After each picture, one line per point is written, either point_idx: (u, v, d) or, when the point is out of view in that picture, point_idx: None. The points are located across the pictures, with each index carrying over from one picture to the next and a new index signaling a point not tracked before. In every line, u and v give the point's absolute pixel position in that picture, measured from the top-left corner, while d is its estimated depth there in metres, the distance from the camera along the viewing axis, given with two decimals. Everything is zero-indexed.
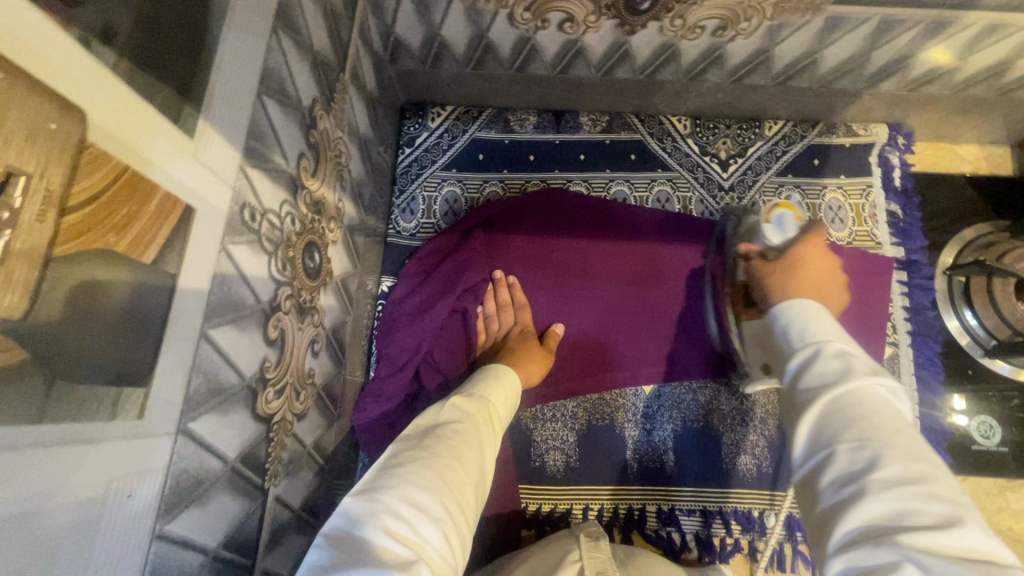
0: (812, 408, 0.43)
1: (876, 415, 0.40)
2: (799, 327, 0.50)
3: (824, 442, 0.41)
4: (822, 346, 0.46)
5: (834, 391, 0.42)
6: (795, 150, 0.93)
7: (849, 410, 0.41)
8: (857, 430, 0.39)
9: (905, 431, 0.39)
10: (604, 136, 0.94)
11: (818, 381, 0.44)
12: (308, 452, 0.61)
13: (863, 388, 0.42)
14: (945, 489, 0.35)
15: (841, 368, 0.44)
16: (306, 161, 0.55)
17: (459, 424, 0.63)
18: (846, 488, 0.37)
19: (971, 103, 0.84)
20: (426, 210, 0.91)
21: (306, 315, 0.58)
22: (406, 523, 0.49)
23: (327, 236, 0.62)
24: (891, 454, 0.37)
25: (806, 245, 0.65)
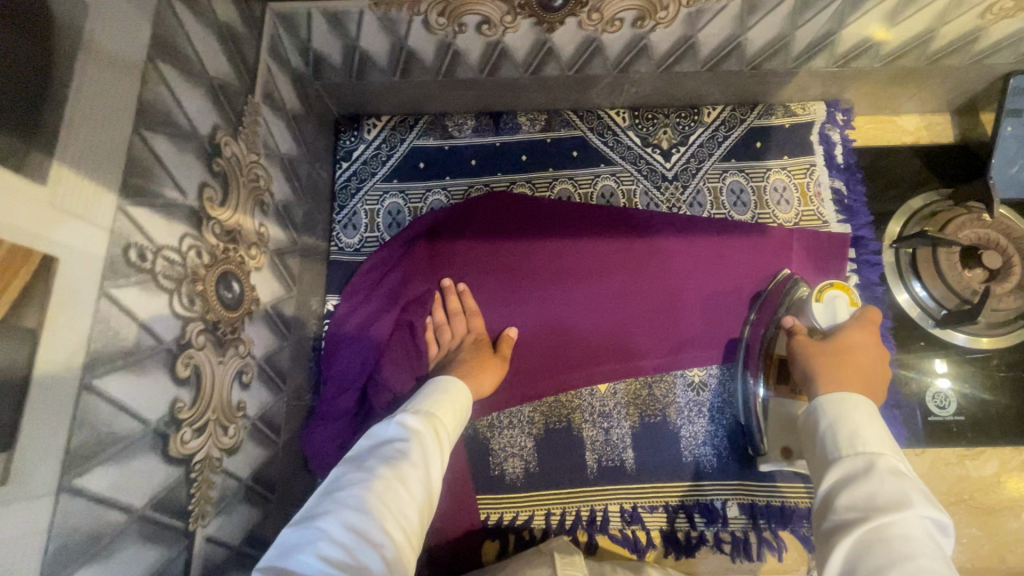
0: (855, 531, 0.44)
1: (922, 552, 0.41)
2: (848, 435, 0.50)
3: (863, 570, 0.42)
4: (871, 462, 0.47)
5: (880, 517, 0.43)
6: (736, 134, 0.92)
7: (891, 541, 0.42)
8: (902, 565, 0.40)
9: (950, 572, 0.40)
10: (544, 134, 0.93)
11: (862, 500, 0.45)
12: (244, 486, 0.59)
13: (913, 517, 0.43)
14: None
15: (890, 490, 0.45)
16: (211, 190, 0.53)
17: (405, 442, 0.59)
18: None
19: (903, 74, 0.84)
20: (369, 223, 0.89)
21: (228, 348, 0.56)
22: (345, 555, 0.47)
23: (247, 264, 0.60)
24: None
25: (864, 330, 0.66)
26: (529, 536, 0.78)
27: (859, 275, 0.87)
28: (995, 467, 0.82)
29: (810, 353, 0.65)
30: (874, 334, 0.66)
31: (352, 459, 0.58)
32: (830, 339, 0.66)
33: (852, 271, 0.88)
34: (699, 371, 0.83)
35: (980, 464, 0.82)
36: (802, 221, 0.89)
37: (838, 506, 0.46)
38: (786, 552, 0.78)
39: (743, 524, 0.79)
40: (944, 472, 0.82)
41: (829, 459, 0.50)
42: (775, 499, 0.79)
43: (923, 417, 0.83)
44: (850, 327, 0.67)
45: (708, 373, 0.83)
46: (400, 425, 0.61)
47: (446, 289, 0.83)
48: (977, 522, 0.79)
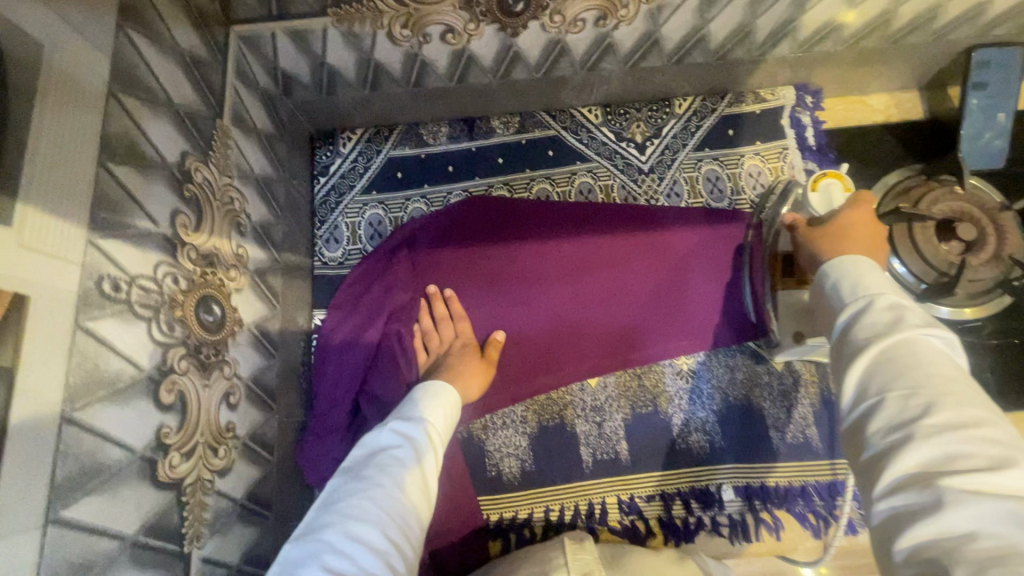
0: (862, 352, 0.41)
1: (931, 363, 0.39)
2: (851, 283, 0.48)
3: (873, 388, 0.40)
4: (878, 300, 0.45)
5: (885, 338, 0.41)
6: (708, 124, 0.92)
7: (898, 357, 0.40)
8: (910, 376, 0.38)
9: (960, 379, 0.38)
10: (519, 136, 0.93)
11: (870, 330, 0.43)
12: (239, 505, 0.60)
13: (920, 336, 0.41)
14: (1001, 434, 0.35)
15: (894, 318, 0.43)
16: (184, 217, 0.54)
17: (398, 449, 0.60)
18: (895, 431, 0.37)
19: (867, 55, 0.85)
20: (351, 236, 0.90)
21: (212, 370, 0.56)
22: (349, 558, 0.47)
23: (227, 286, 0.61)
24: (942, 399, 0.37)
25: (859, 208, 0.62)
26: (529, 533, 0.79)
27: None
28: None
29: (808, 236, 0.62)
30: (870, 212, 0.62)
31: (347, 472, 0.59)
32: (827, 220, 0.62)
33: None
34: (686, 360, 0.84)
35: None
36: None
37: (847, 338, 0.44)
38: (783, 532, 0.79)
39: (739, 506, 0.80)
40: None
41: (835, 305, 0.48)
42: (769, 479, 0.80)
43: None
44: (846, 207, 0.63)
45: (695, 361, 0.84)
46: (393, 433, 0.63)
47: (432, 295, 0.83)
48: None
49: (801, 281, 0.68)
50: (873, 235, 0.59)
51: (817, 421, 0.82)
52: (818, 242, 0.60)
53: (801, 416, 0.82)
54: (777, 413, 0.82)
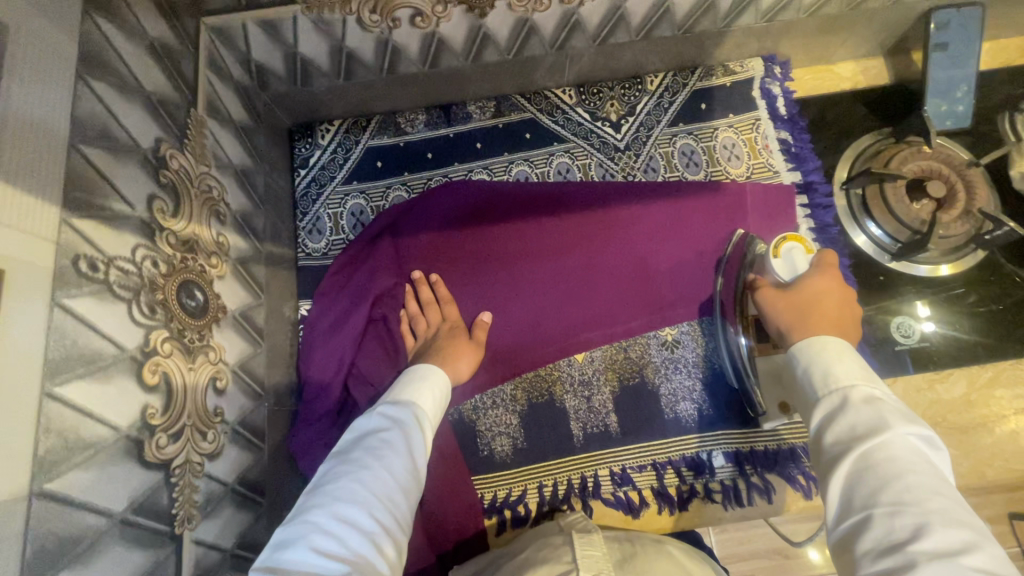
0: (843, 463, 0.44)
1: (911, 474, 0.41)
2: (822, 370, 0.52)
3: (857, 503, 0.42)
4: (851, 394, 0.49)
5: (863, 446, 0.44)
6: (680, 99, 0.94)
7: (878, 467, 0.42)
8: (894, 492, 0.41)
9: (943, 493, 0.40)
10: (496, 120, 0.94)
11: (847, 433, 0.46)
12: (231, 490, 0.60)
13: (898, 443, 0.43)
14: (986, 557, 0.37)
15: (869, 417, 0.46)
16: (161, 202, 0.54)
17: (387, 432, 0.60)
18: (886, 556, 0.38)
19: (830, 22, 0.87)
20: (334, 226, 0.91)
21: (197, 355, 0.57)
22: (338, 538, 0.47)
23: (208, 273, 0.61)
24: (929, 522, 0.39)
25: (824, 276, 0.66)
26: (523, 510, 0.80)
27: (813, 218, 0.90)
28: (964, 387, 0.83)
29: (777, 306, 0.66)
30: (834, 279, 0.66)
31: (337, 454, 0.59)
32: (793, 288, 0.66)
33: (806, 217, 0.90)
34: (671, 330, 0.85)
35: (950, 386, 0.83)
36: (754, 174, 0.91)
37: (827, 443, 0.47)
38: (774, 494, 0.79)
39: (730, 472, 0.80)
40: (917, 399, 0.83)
41: (813, 400, 0.52)
42: (757, 444, 0.81)
43: (891, 347, 0.85)
44: (812, 274, 0.67)
45: (679, 331, 0.85)
46: (382, 416, 0.62)
47: (417, 280, 0.83)
48: (952, 444, 0.81)
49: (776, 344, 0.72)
50: (838, 305, 0.64)
51: None
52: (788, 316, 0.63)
53: None
54: None
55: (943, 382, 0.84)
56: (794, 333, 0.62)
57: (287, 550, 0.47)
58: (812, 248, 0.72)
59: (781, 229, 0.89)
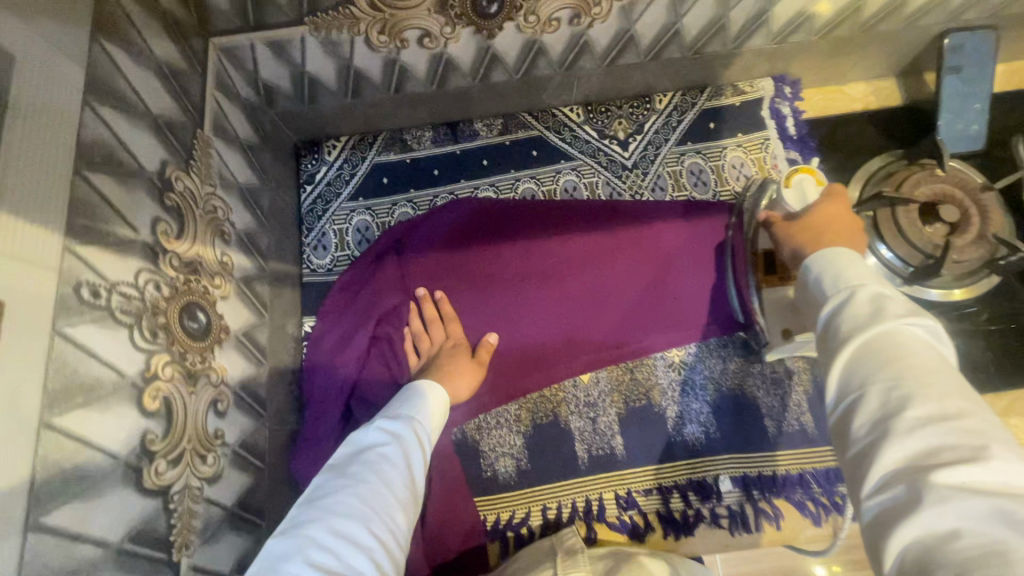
0: (840, 348, 0.40)
1: (913, 354, 0.37)
2: (831, 274, 0.46)
3: (854, 384, 0.38)
4: (860, 289, 0.43)
5: (860, 334, 0.40)
6: (688, 118, 0.93)
7: (878, 348, 0.38)
8: (892, 369, 0.37)
9: (944, 369, 0.37)
10: (503, 137, 0.94)
11: (851, 322, 0.41)
12: (231, 512, 0.60)
13: (899, 327, 0.39)
14: (987, 425, 0.34)
15: (871, 308, 0.41)
16: (165, 225, 0.54)
17: (387, 447, 0.59)
18: (877, 429, 0.35)
19: (841, 44, 0.86)
20: (339, 242, 0.91)
21: (199, 377, 0.57)
22: (338, 553, 0.46)
23: (212, 293, 0.61)
24: (925, 395, 0.35)
25: (835, 202, 0.62)
26: (526, 533, 0.78)
27: None
28: None
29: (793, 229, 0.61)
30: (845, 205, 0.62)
31: (332, 468, 0.57)
32: (803, 214, 0.62)
33: None
34: (678, 352, 0.84)
35: None
36: None
37: (828, 334, 0.42)
38: (783, 521, 0.78)
39: (738, 497, 0.78)
40: None
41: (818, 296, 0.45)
42: (765, 468, 0.79)
43: None
44: (822, 203, 0.62)
45: (686, 353, 0.84)
46: (379, 430, 0.61)
47: (421, 297, 0.82)
48: None
49: (783, 277, 0.67)
50: (852, 224, 0.59)
51: (811, 409, 0.81)
52: (805, 236, 0.58)
53: (796, 404, 0.81)
54: (772, 401, 0.82)
55: None
56: (811, 249, 0.56)
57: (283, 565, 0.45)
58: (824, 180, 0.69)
59: None
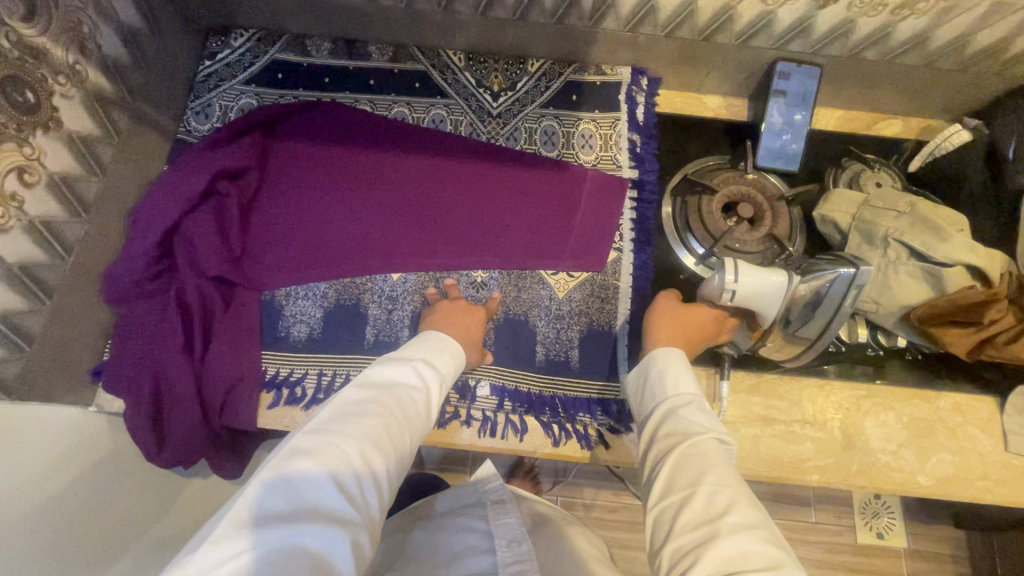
0: (674, 454, 0.62)
1: (723, 466, 0.60)
2: (678, 377, 0.71)
3: (684, 485, 0.59)
4: (690, 402, 0.68)
5: (691, 442, 0.62)
6: (554, 86, 1.04)
7: (700, 458, 0.61)
8: (714, 478, 0.58)
9: (742, 485, 0.59)
10: (391, 64, 1.05)
11: (684, 433, 0.64)
12: (9, 268, 0.68)
13: (713, 442, 0.63)
14: (769, 532, 0.54)
15: (701, 422, 0.65)
16: (9, 4, 0.64)
17: (413, 392, 0.66)
18: (701, 530, 0.54)
19: (687, 49, 0.98)
20: (221, 116, 1.00)
21: (8, 140, 0.66)
22: (358, 481, 0.54)
23: (49, 85, 0.71)
24: (733, 500, 0.56)
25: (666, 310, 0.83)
26: (299, 393, 0.85)
27: (637, 211, 0.97)
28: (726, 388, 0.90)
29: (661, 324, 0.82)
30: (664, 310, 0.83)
31: (366, 385, 0.64)
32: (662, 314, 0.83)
33: (633, 208, 0.98)
34: (482, 273, 0.94)
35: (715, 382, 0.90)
36: (599, 163, 1.01)
37: (665, 437, 0.65)
38: (526, 434, 0.85)
39: (492, 405, 0.86)
40: None
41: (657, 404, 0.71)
42: (522, 386, 0.88)
43: None
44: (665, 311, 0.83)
45: (488, 276, 0.94)
46: (414, 374, 0.68)
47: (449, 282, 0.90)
48: None
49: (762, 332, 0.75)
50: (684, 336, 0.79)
51: (581, 347, 0.90)
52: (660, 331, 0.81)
53: (567, 339, 0.90)
54: (548, 331, 0.91)
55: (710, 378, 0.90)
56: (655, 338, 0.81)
57: (306, 464, 0.52)
58: (754, 289, 0.67)
59: (608, 213, 0.97)
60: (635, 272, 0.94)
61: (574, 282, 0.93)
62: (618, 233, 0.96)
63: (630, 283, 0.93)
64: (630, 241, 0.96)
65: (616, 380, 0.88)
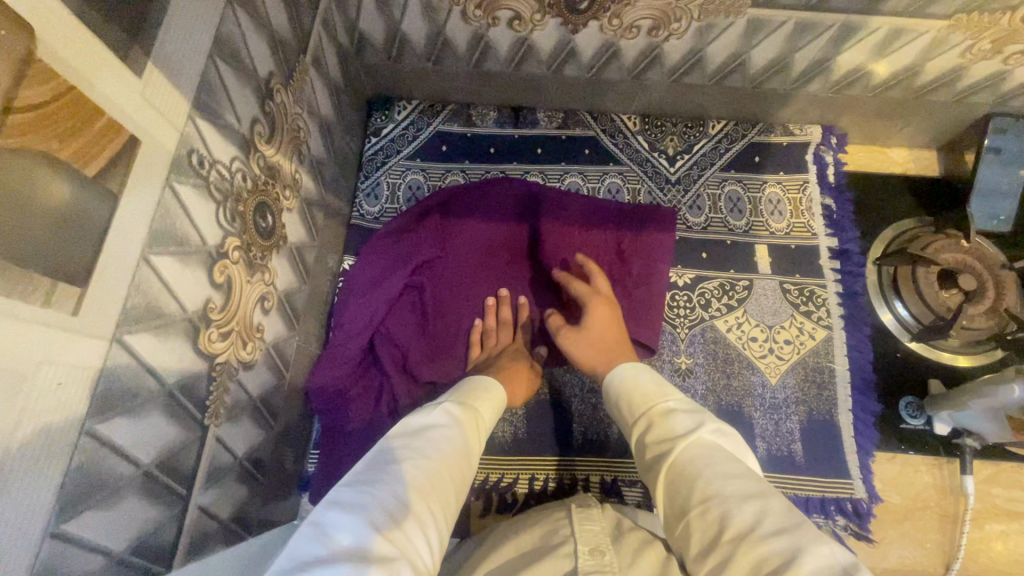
0: (658, 477, 0.51)
1: (706, 464, 0.48)
2: (630, 396, 0.61)
3: (679, 509, 0.48)
4: (649, 413, 0.58)
5: (668, 455, 0.51)
6: (736, 148, 0.98)
7: (676, 476, 0.50)
8: (699, 487, 0.47)
9: (736, 470, 0.47)
10: (560, 131, 1.00)
11: (659, 452, 0.53)
12: (252, 403, 0.64)
13: (697, 440, 0.51)
14: (777, 519, 0.41)
15: (673, 428, 0.54)
16: (260, 126, 0.60)
17: (447, 431, 0.59)
18: (712, 557, 0.42)
19: (892, 106, 0.91)
20: (390, 195, 0.96)
21: (256, 271, 0.62)
22: (397, 524, 0.45)
23: (281, 201, 0.66)
24: (726, 507, 0.44)
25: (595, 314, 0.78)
26: (510, 499, 0.82)
27: (842, 283, 0.91)
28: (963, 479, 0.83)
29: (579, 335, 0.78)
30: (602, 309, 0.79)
31: (399, 433, 0.57)
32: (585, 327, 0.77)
33: (836, 280, 0.92)
34: (685, 359, 0.88)
35: (949, 473, 0.83)
36: (793, 232, 0.94)
37: (647, 464, 0.54)
38: None
39: None
40: (913, 478, 0.84)
41: (631, 423, 0.60)
42: None
43: (896, 422, 0.86)
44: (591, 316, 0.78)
45: (693, 361, 0.88)
46: (443, 414, 0.61)
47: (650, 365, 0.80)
48: (944, 532, 0.81)
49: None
50: (616, 330, 0.77)
51: (804, 439, 0.84)
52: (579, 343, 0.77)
53: (787, 432, 0.84)
54: (766, 424, 0.84)
55: (942, 468, 0.84)
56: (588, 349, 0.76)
57: (340, 512, 0.44)
58: None
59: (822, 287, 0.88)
60: (851, 351, 0.88)
61: (786, 365, 0.87)
62: (824, 308, 0.90)
63: (846, 363, 0.87)
64: (839, 317, 0.89)
65: (848, 478, 0.81)
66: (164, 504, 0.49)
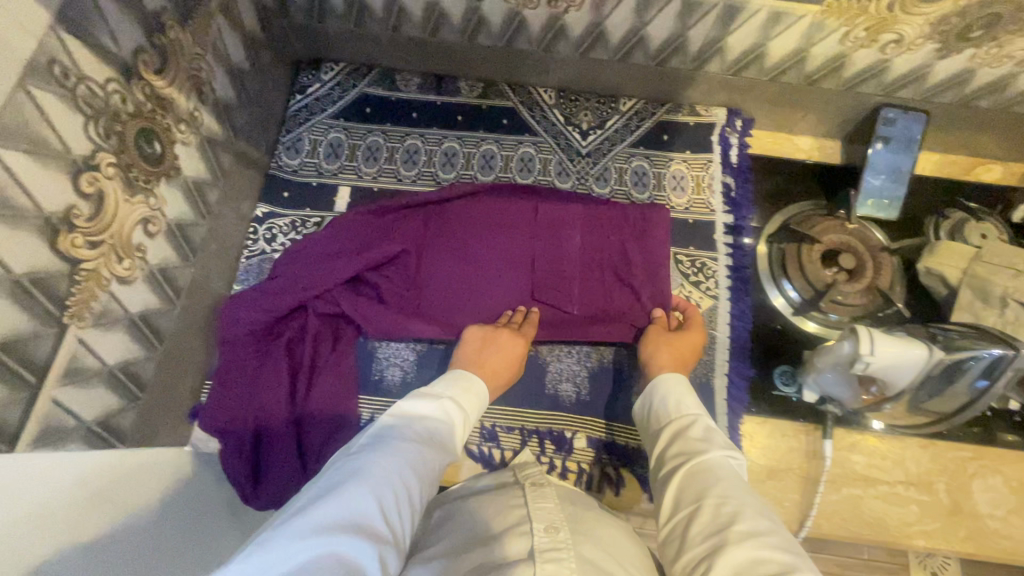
0: (678, 474, 0.58)
1: (723, 478, 0.55)
2: (674, 400, 0.68)
3: (688, 500, 0.55)
4: (693, 421, 0.64)
5: (694, 457, 0.58)
6: (645, 125, 1.02)
7: (696, 474, 0.56)
8: (716, 490, 0.53)
9: (746, 490, 0.54)
10: (480, 100, 1.04)
11: (685, 453, 0.60)
12: (130, 317, 0.68)
13: (716, 455, 0.58)
14: (778, 537, 0.47)
15: (706, 438, 0.61)
16: (146, 56, 0.64)
17: (442, 423, 0.63)
18: (707, 542, 0.49)
19: (788, 92, 0.96)
20: (311, 150, 1.00)
21: (138, 192, 0.65)
22: (395, 503, 0.50)
23: (172, 133, 0.71)
24: (740, 508, 0.51)
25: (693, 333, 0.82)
26: None
27: (732, 257, 0.95)
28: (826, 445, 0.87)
29: (658, 345, 0.79)
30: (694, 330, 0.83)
31: (399, 416, 0.62)
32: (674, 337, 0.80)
33: (727, 254, 0.96)
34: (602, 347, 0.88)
35: (814, 439, 0.87)
36: (692, 207, 0.98)
37: (670, 456, 0.61)
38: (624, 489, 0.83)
39: (590, 458, 0.85)
40: (780, 441, 0.87)
41: (660, 426, 0.67)
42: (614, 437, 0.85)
43: (769, 388, 0.90)
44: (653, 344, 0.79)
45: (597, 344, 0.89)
46: (445, 406, 0.65)
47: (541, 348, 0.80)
48: (804, 494, 0.85)
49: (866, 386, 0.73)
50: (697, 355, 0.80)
51: None
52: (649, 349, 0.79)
53: None
54: None
55: (808, 434, 0.88)
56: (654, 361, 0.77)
57: (350, 486, 0.49)
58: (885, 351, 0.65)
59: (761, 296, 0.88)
60: (732, 321, 0.92)
61: None
62: (712, 279, 0.95)
63: (727, 332, 0.91)
64: (726, 289, 0.94)
65: None
66: (10, 386, 0.53)
